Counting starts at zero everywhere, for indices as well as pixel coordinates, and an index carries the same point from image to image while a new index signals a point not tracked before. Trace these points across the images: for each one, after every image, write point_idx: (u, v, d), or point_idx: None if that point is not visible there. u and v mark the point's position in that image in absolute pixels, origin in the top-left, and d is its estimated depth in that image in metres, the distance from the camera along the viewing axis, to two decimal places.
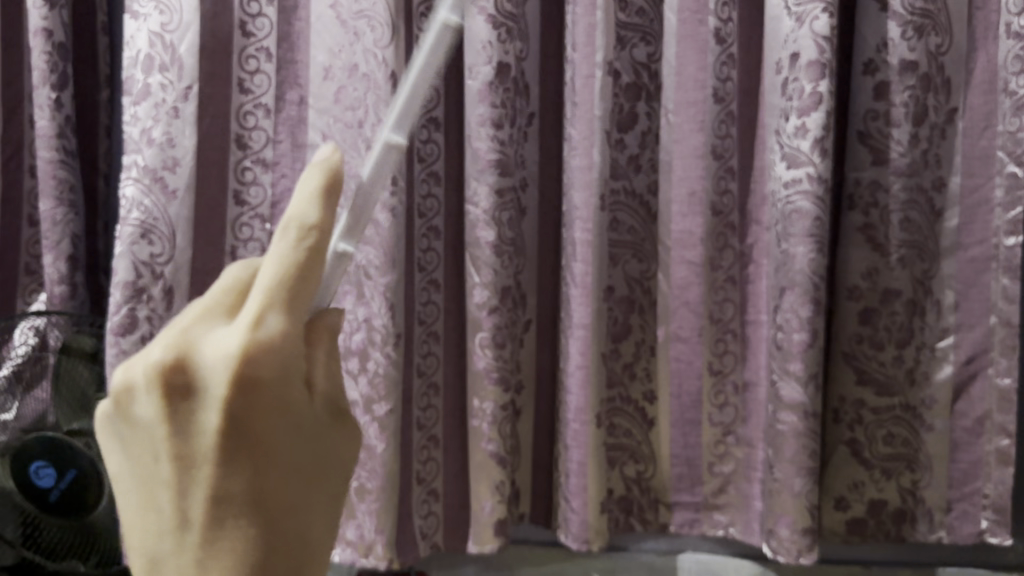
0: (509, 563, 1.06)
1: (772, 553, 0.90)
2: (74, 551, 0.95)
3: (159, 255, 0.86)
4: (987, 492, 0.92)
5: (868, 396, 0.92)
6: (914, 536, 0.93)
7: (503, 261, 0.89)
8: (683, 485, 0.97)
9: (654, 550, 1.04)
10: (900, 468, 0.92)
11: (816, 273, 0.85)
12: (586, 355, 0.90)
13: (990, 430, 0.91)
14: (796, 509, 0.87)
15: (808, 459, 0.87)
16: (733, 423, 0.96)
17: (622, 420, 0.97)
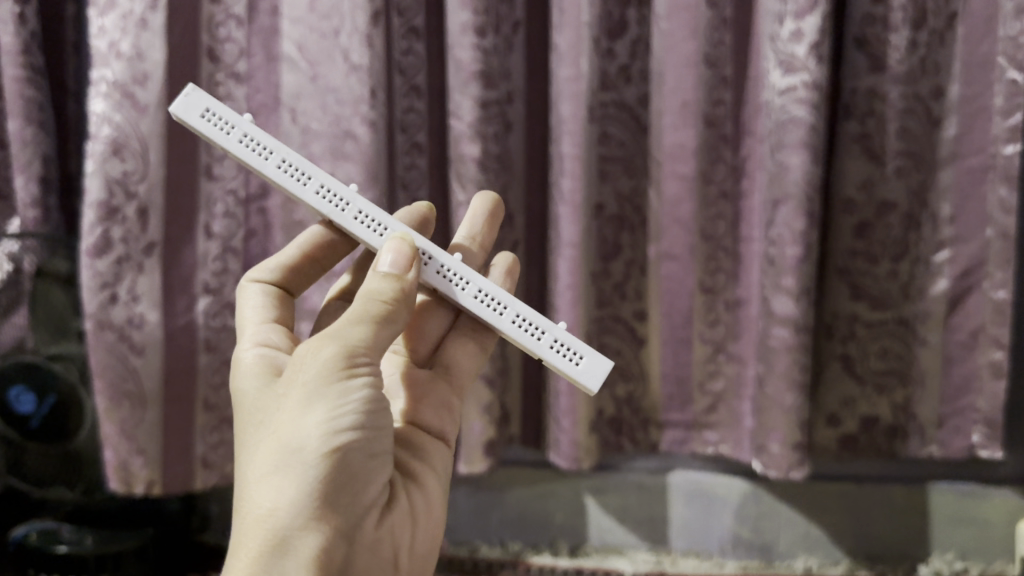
0: (499, 482, 1.06)
1: (763, 468, 0.90)
2: (59, 478, 0.94)
3: (132, 174, 0.83)
4: (979, 406, 0.91)
5: (861, 311, 0.90)
6: (905, 452, 0.93)
7: (489, 177, 0.86)
8: (673, 404, 0.97)
9: (644, 469, 1.03)
10: (891, 384, 0.92)
11: (810, 185, 0.83)
12: (575, 275, 0.88)
13: (984, 344, 0.90)
14: (787, 425, 0.87)
15: (799, 374, 0.86)
16: (723, 341, 0.95)
17: (613, 339, 0.96)
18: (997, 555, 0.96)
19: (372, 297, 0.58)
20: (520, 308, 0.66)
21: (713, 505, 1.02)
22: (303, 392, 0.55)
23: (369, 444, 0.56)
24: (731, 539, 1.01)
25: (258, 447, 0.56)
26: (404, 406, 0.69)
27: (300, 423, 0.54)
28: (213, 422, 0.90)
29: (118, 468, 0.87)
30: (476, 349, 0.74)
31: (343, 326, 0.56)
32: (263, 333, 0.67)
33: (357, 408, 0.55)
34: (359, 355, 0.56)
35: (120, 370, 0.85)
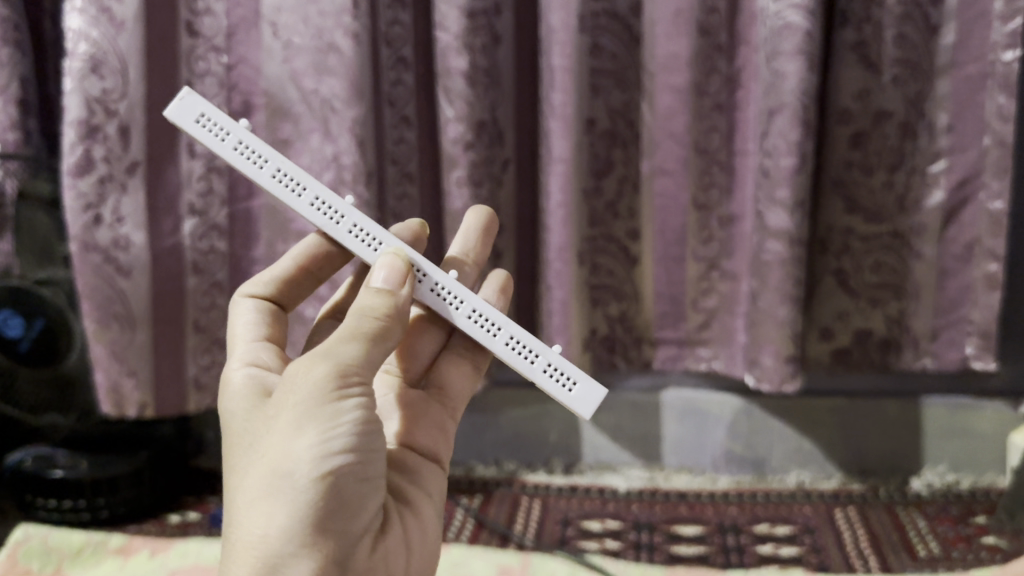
0: (494, 404, 1.06)
1: (756, 382, 0.90)
2: (52, 405, 0.94)
3: (112, 92, 0.81)
4: (973, 319, 0.90)
5: (856, 224, 0.90)
6: (899, 365, 0.93)
7: (478, 92, 0.84)
8: (667, 322, 0.96)
9: (637, 388, 1.03)
10: (886, 297, 0.91)
11: (806, 94, 0.81)
12: (567, 192, 0.87)
13: (979, 256, 0.89)
14: (780, 338, 0.87)
15: (794, 288, 0.85)
16: (717, 258, 0.94)
17: (605, 260, 0.94)
18: (987, 466, 0.98)
19: (365, 313, 0.53)
20: (513, 330, 0.62)
21: (707, 423, 1.02)
22: (293, 415, 0.50)
23: (364, 470, 0.51)
24: (724, 456, 1.02)
25: (246, 472, 0.51)
26: (398, 427, 0.64)
27: (289, 447, 0.49)
28: (204, 344, 0.89)
29: (109, 391, 0.86)
30: (467, 367, 0.70)
31: (333, 345, 0.51)
32: (251, 353, 0.61)
33: (350, 432, 0.50)
34: (351, 375, 0.51)
35: (108, 292, 0.84)
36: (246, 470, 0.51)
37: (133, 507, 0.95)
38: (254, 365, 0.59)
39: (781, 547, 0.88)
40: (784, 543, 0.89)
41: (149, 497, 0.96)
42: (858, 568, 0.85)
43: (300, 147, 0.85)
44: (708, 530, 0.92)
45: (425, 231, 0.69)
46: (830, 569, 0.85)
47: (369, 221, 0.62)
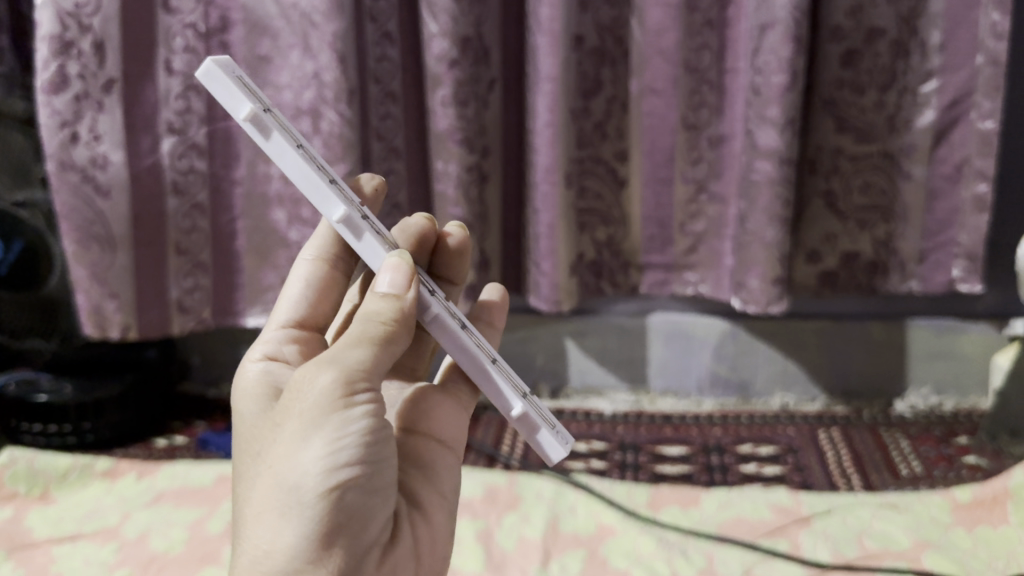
0: None
1: (742, 305, 0.90)
2: (36, 330, 0.93)
3: (85, 6, 0.78)
4: (961, 241, 0.90)
5: (846, 144, 0.89)
6: (886, 287, 0.94)
7: (462, 7, 0.82)
8: (654, 246, 0.96)
9: (624, 312, 1.03)
10: (874, 219, 0.91)
11: (799, 9, 0.79)
12: (554, 112, 0.85)
13: (968, 177, 0.88)
14: (767, 260, 0.86)
15: (782, 209, 0.85)
16: (706, 180, 0.92)
17: (593, 183, 0.93)
18: (971, 389, 0.99)
19: (370, 318, 0.45)
20: (492, 369, 0.52)
21: (693, 347, 1.02)
22: (296, 428, 0.43)
23: (371, 489, 0.44)
24: (710, 379, 1.03)
25: (249, 488, 0.44)
26: (409, 413, 0.55)
27: (291, 460, 0.42)
28: (186, 267, 0.88)
29: (92, 313, 0.86)
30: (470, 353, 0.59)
31: (336, 350, 0.44)
32: (273, 341, 0.55)
33: (358, 446, 0.43)
34: (357, 380, 0.44)
35: (87, 212, 0.83)
36: (250, 483, 0.45)
37: (120, 431, 0.95)
38: (274, 364, 0.53)
39: (764, 466, 0.90)
40: (767, 462, 0.91)
41: (136, 420, 0.97)
42: (840, 486, 0.86)
43: (280, 63, 0.83)
44: (693, 450, 0.94)
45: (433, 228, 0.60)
46: (813, 486, 0.86)
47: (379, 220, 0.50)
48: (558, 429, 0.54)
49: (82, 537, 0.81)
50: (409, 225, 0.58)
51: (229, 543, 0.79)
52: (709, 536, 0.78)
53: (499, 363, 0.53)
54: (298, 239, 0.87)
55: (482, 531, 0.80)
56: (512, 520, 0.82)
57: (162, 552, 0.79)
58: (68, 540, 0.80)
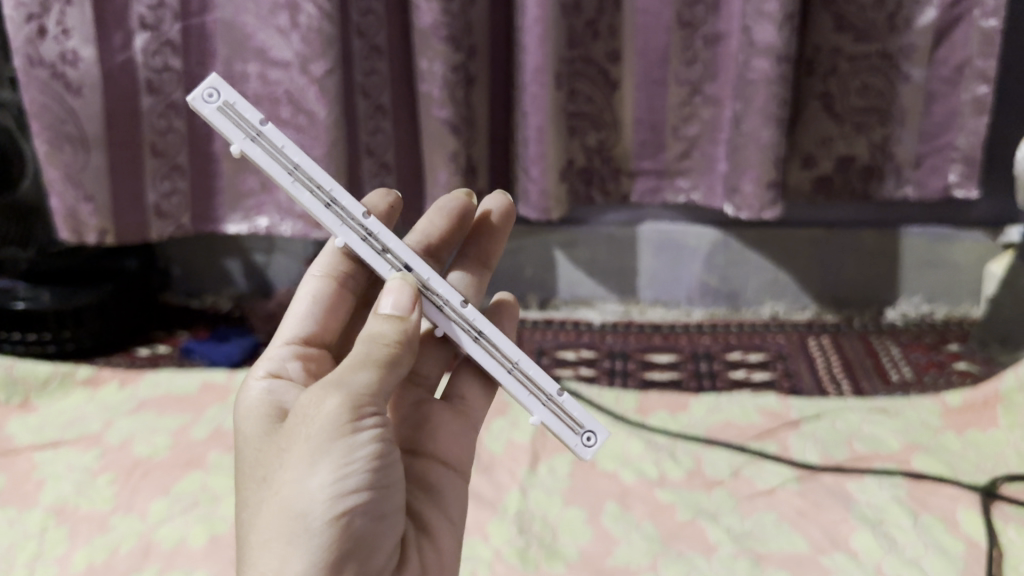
0: None
1: (736, 210, 0.88)
2: (10, 239, 0.90)
3: None
4: (959, 145, 0.88)
5: (845, 43, 0.85)
6: (880, 193, 0.92)
7: None
8: (646, 152, 0.93)
9: (614, 222, 1.01)
10: (872, 122, 0.88)
11: None
12: (544, 8, 0.81)
13: (968, 79, 0.86)
14: (761, 163, 0.84)
15: (777, 110, 0.82)
16: (700, 82, 0.89)
17: (584, 85, 0.89)
18: (963, 298, 0.99)
19: (372, 339, 0.43)
20: (505, 377, 0.48)
21: (683, 256, 1.01)
22: (301, 454, 0.40)
23: (379, 516, 0.41)
24: (700, 289, 1.02)
25: (252, 516, 0.41)
26: (411, 430, 0.52)
27: (297, 486, 0.40)
28: (163, 170, 0.86)
29: (67, 217, 0.83)
30: (477, 373, 0.55)
31: (340, 373, 0.41)
32: (277, 357, 0.50)
33: (365, 471, 0.41)
34: (365, 403, 0.41)
35: (58, 111, 0.80)
36: (251, 508, 0.42)
37: (102, 339, 0.94)
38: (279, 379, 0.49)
39: (753, 372, 0.90)
40: (756, 368, 0.90)
41: (116, 330, 0.95)
42: (830, 391, 0.86)
43: None
44: (682, 358, 0.93)
45: (472, 205, 0.59)
46: (801, 391, 0.86)
47: (388, 230, 0.48)
48: (588, 430, 0.48)
49: (64, 443, 0.80)
50: (447, 203, 0.58)
51: (215, 447, 0.79)
52: (697, 440, 0.79)
53: (524, 363, 0.49)
54: None
55: None
56: (500, 426, 0.82)
57: (146, 458, 0.78)
58: (50, 447, 0.79)
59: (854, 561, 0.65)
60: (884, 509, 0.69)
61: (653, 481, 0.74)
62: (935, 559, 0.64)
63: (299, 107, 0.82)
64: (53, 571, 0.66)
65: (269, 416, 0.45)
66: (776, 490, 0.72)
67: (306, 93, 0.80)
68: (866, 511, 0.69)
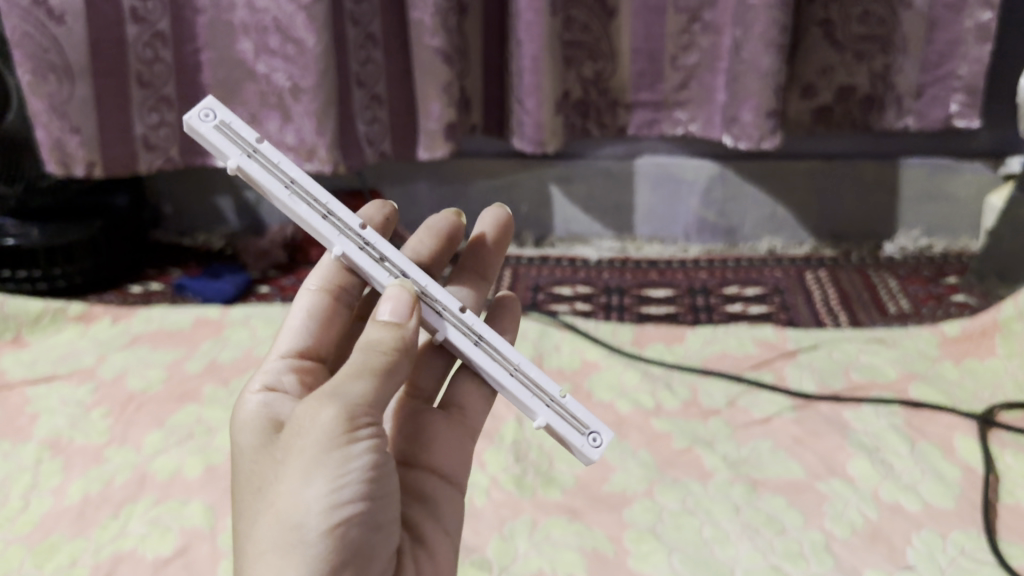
0: (461, 175, 1.02)
1: (734, 141, 0.87)
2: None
3: None
4: (962, 74, 0.86)
5: None
6: (880, 124, 0.91)
7: None
8: (644, 83, 0.91)
9: (611, 156, 0.99)
10: (872, 51, 0.87)
11: None
12: None
13: (972, 5, 0.83)
14: (761, 92, 0.83)
15: (778, 36, 0.80)
16: (699, 9, 0.86)
17: (580, 14, 0.87)
18: (961, 231, 0.98)
19: (371, 344, 0.39)
20: (507, 379, 0.45)
21: (680, 190, 1.00)
22: (295, 470, 0.37)
23: (376, 526, 0.39)
24: (697, 224, 1.01)
25: (243, 530, 0.38)
26: (406, 437, 0.49)
27: (291, 501, 0.37)
28: (150, 101, 0.85)
29: (53, 149, 0.82)
30: (476, 377, 0.52)
31: (337, 381, 0.38)
32: (272, 371, 0.47)
33: (360, 482, 0.38)
34: (361, 414, 0.38)
35: (40, 40, 0.77)
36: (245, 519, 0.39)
37: (93, 278, 0.93)
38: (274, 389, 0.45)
39: (750, 305, 0.89)
40: (754, 302, 0.90)
41: (107, 268, 0.94)
42: (827, 323, 0.85)
43: None
44: (678, 293, 0.92)
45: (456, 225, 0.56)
46: (798, 323, 0.86)
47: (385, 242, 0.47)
48: (593, 431, 0.45)
49: (57, 378, 0.79)
50: (435, 221, 0.55)
51: (208, 381, 0.78)
52: (694, 370, 0.79)
53: (524, 367, 0.46)
54: (266, 72, 0.83)
55: None
56: None
57: (140, 391, 0.77)
58: (42, 382, 0.79)
59: (850, 487, 0.65)
60: (881, 436, 0.69)
61: (649, 411, 0.74)
62: (932, 484, 0.64)
63: (288, 36, 0.80)
64: (49, 503, 0.66)
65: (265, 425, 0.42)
66: (772, 418, 0.72)
67: (294, 20, 0.78)
68: (862, 438, 0.69)
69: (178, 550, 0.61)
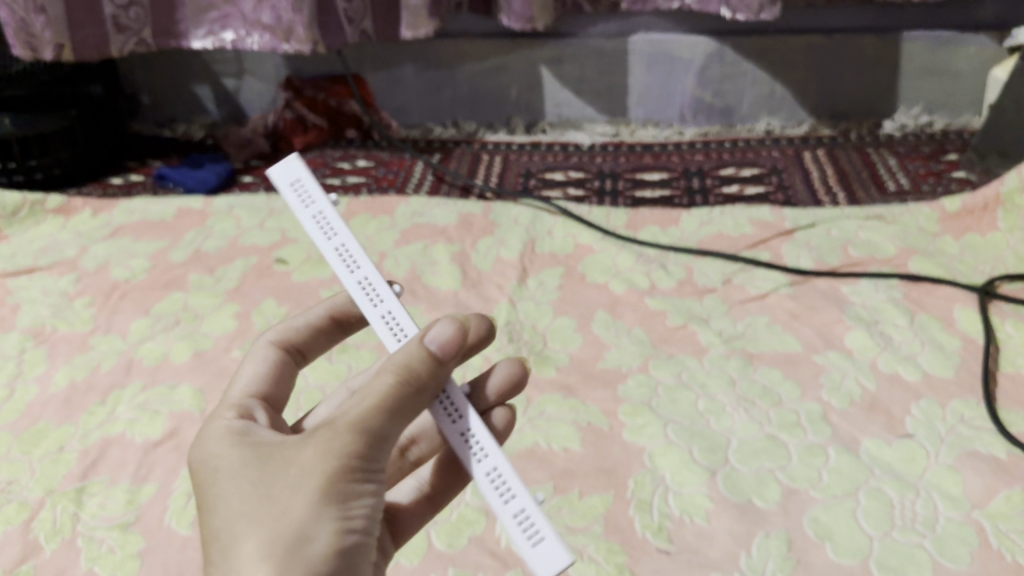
0: (448, 58, 0.98)
1: (732, 15, 0.83)
2: None
3: None
4: None
5: None
6: None
7: None
8: None
9: (604, 35, 0.95)
10: None
11: None
12: None
13: None
14: None
15: None
16: None
17: None
18: (963, 108, 0.95)
19: (399, 367, 0.32)
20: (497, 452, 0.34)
21: (675, 70, 0.96)
22: (309, 491, 0.29)
23: (369, 574, 0.31)
24: (693, 105, 0.98)
25: (220, 545, 0.30)
26: None
27: (296, 526, 0.29)
28: None
29: (19, 31, 0.78)
30: (422, 498, 0.42)
31: (362, 399, 0.31)
32: (241, 404, 0.38)
33: (365, 520, 0.31)
34: (380, 446, 0.31)
35: None
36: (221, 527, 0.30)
37: (71, 170, 0.91)
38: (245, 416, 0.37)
39: (747, 186, 0.87)
40: (750, 183, 0.88)
41: (86, 160, 0.92)
42: (825, 201, 0.84)
43: None
44: (674, 176, 0.90)
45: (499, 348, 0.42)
46: (796, 202, 0.84)
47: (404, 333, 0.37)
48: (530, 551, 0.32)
49: (39, 270, 0.77)
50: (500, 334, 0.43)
51: (194, 270, 0.77)
52: (689, 251, 0.77)
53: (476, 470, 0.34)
54: None
55: (457, 254, 0.78)
56: (487, 244, 0.79)
57: (124, 281, 0.76)
58: (23, 274, 0.77)
59: (847, 358, 0.64)
60: (880, 309, 0.68)
61: (643, 290, 0.73)
62: (931, 354, 0.63)
63: None
64: (35, 390, 0.65)
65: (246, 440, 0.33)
66: (768, 294, 0.71)
67: None
68: (860, 312, 0.68)
69: (167, 433, 0.60)
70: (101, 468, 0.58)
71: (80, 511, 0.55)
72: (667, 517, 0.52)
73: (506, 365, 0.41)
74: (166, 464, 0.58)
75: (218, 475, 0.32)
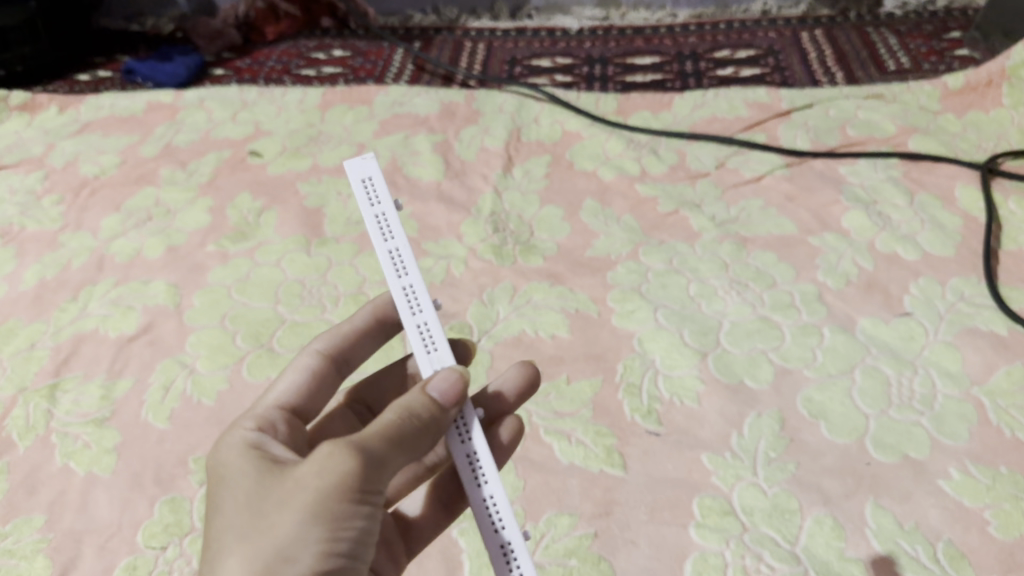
0: None
1: None
2: None
3: None
4: None
5: None
6: None
7: None
8: None
9: None
10: None
11: None
12: None
13: None
14: None
15: None
16: None
17: None
18: None
19: (405, 410, 0.33)
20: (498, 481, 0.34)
21: None
22: (298, 510, 0.29)
23: None
24: None
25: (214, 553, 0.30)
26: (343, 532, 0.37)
27: (282, 544, 0.29)
28: None
29: None
30: (439, 502, 0.41)
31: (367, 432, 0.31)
32: (264, 414, 0.37)
33: (354, 544, 0.30)
34: (379, 477, 0.31)
35: None
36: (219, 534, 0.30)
37: (35, 65, 0.87)
38: (266, 426, 0.36)
39: (742, 69, 0.83)
40: (745, 66, 0.84)
41: (50, 55, 0.88)
42: (822, 82, 0.80)
43: None
44: (666, 60, 0.86)
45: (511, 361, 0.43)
46: (793, 84, 0.80)
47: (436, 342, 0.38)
48: None
49: (5, 168, 0.74)
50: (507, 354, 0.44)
51: (166, 164, 0.73)
52: (681, 136, 0.74)
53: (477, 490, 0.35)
54: None
55: (440, 144, 0.74)
56: (471, 133, 0.76)
57: (94, 177, 0.73)
58: None
59: (844, 239, 0.61)
60: (878, 189, 0.66)
61: (633, 177, 0.70)
62: (931, 233, 0.61)
63: None
64: (3, 288, 0.62)
65: (257, 451, 0.33)
66: (763, 177, 0.68)
67: None
68: (858, 192, 0.66)
69: (141, 328, 0.58)
70: (74, 363, 0.56)
71: (53, 407, 0.53)
72: (657, 400, 0.51)
73: (520, 368, 0.43)
74: (141, 358, 0.56)
75: (220, 486, 0.32)
